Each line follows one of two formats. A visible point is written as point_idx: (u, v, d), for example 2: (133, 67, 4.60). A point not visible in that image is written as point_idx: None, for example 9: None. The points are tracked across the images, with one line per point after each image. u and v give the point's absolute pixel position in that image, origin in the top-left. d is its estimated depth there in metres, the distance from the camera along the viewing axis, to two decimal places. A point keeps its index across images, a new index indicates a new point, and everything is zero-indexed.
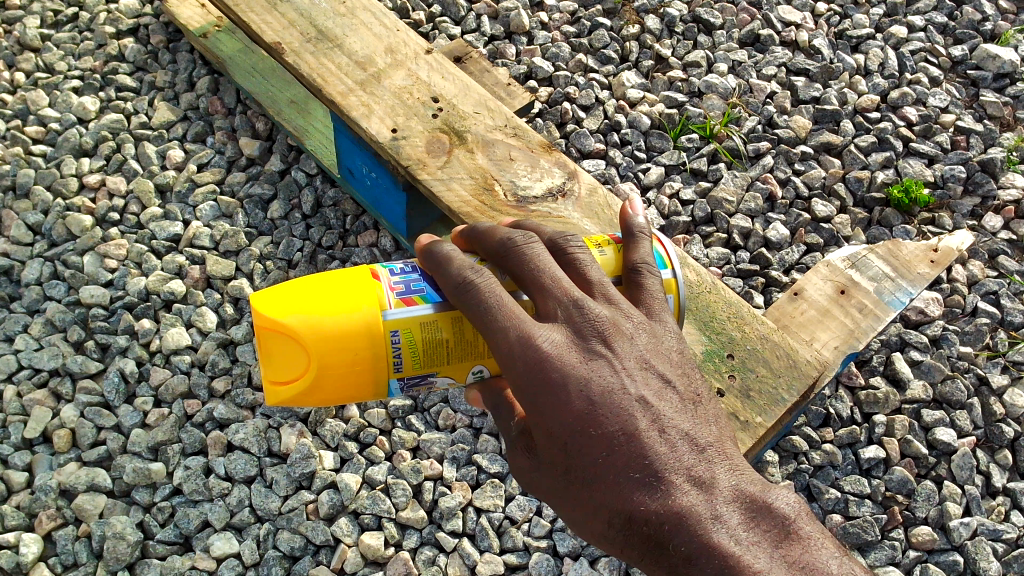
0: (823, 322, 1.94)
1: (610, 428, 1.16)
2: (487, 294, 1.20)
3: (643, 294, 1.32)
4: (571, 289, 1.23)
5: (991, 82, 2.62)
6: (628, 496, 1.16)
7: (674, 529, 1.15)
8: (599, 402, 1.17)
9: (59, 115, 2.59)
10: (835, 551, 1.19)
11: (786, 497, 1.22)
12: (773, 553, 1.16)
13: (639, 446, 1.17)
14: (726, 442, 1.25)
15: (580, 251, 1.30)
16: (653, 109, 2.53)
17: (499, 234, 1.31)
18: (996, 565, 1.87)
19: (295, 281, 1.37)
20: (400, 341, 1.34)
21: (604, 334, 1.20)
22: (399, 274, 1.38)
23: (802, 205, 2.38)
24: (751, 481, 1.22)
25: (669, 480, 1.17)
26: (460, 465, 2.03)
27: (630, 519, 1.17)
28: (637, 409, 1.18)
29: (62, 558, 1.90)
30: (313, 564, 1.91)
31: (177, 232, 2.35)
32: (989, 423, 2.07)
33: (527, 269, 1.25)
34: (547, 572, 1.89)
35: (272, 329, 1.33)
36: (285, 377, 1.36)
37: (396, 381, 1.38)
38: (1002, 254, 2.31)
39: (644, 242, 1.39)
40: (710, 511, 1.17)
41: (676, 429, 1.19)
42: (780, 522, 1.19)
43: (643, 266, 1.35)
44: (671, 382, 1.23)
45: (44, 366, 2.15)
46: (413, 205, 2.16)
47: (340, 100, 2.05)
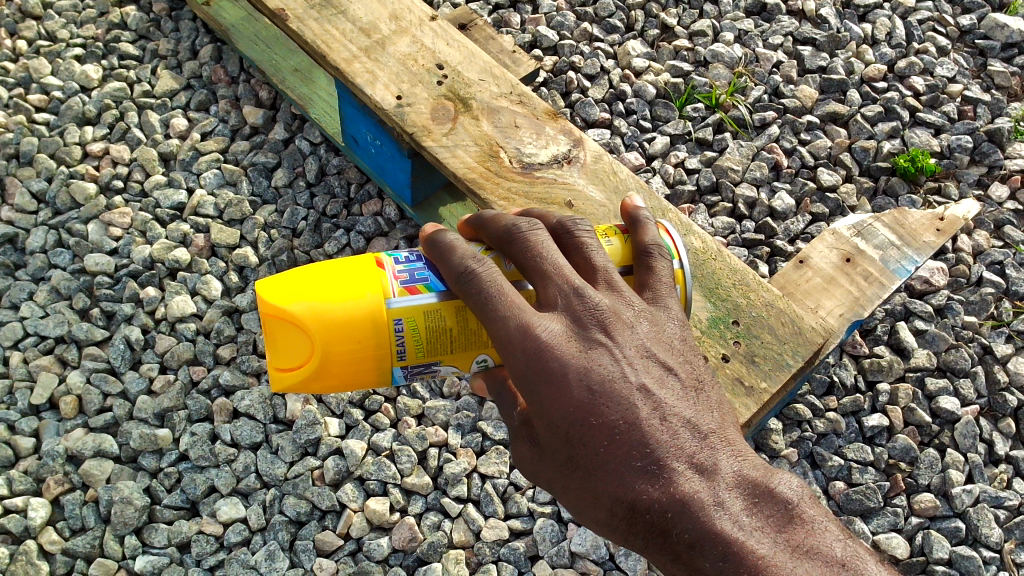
0: (828, 290, 1.93)
1: (610, 417, 1.15)
2: (488, 283, 1.20)
3: (652, 278, 1.30)
4: (572, 275, 1.22)
5: (999, 52, 2.60)
6: (630, 484, 1.15)
7: (677, 516, 1.14)
8: (599, 392, 1.15)
9: (61, 83, 2.57)
10: (839, 533, 1.19)
11: (788, 482, 1.21)
12: (777, 538, 1.15)
13: (641, 435, 1.15)
14: (727, 427, 1.23)
15: (587, 235, 1.28)
16: (659, 78, 2.52)
17: (503, 221, 1.29)
18: (997, 532, 1.88)
19: (300, 268, 1.36)
20: (404, 329, 1.32)
21: (604, 323, 1.18)
22: (403, 262, 1.37)
23: (808, 174, 2.37)
24: (753, 466, 1.20)
25: (670, 468, 1.15)
26: (465, 432, 2.04)
27: (633, 508, 1.16)
28: (638, 397, 1.16)
29: (70, 523, 1.92)
30: (319, 529, 1.92)
31: (181, 200, 2.35)
32: (993, 392, 2.07)
33: (528, 256, 1.24)
34: (551, 537, 1.89)
35: (276, 316, 1.32)
36: (290, 364, 1.36)
37: (400, 369, 1.37)
38: (1008, 224, 2.30)
39: (652, 227, 1.35)
40: (713, 497, 1.15)
41: (678, 416, 1.17)
42: (783, 508, 1.18)
43: (653, 250, 1.32)
44: (673, 369, 1.20)
45: (50, 333, 2.15)
46: (418, 172, 2.15)
47: (345, 67, 2.05)
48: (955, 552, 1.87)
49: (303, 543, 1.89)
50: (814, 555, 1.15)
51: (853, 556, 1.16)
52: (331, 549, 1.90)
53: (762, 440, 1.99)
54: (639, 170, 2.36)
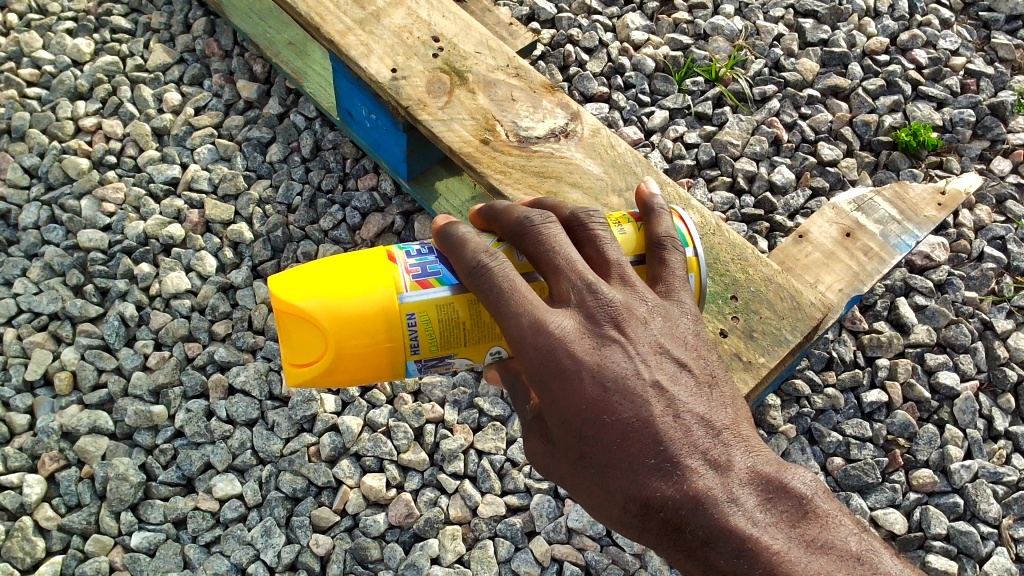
0: (828, 264, 1.91)
1: (623, 414, 1.13)
2: (502, 278, 1.16)
3: (665, 271, 1.28)
4: (586, 270, 1.19)
5: (1003, 24, 2.57)
6: (643, 481, 1.14)
7: (691, 513, 1.13)
8: (611, 389, 1.13)
9: (53, 57, 2.54)
10: (854, 526, 1.18)
11: (802, 477, 1.20)
12: (791, 533, 1.14)
13: (654, 432, 1.14)
14: (742, 422, 1.21)
15: (601, 228, 1.25)
16: (658, 52, 2.49)
17: (517, 213, 1.25)
18: (996, 507, 1.87)
19: (313, 264, 1.36)
20: (417, 324, 1.31)
21: (617, 319, 1.16)
22: (415, 256, 1.35)
23: (808, 148, 2.34)
24: (766, 461, 1.19)
25: (684, 465, 1.14)
26: (461, 409, 2.03)
27: (647, 505, 1.14)
28: (652, 394, 1.14)
29: (66, 499, 1.92)
30: (315, 506, 1.91)
31: (174, 175, 2.33)
32: (993, 367, 2.06)
33: (542, 250, 1.20)
34: (549, 513, 1.88)
35: (289, 312, 1.32)
36: (305, 360, 1.35)
37: (414, 363, 1.36)
38: (1010, 199, 2.28)
39: (667, 217, 1.33)
40: (727, 494, 1.14)
41: (692, 413, 1.16)
42: (797, 502, 1.17)
43: (666, 242, 1.30)
44: (687, 366, 1.19)
45: (44, 309, 2.14)
46: (414, 146, 2.12)
47: (339, 39, 2.02)
48: (953, 527, 1.86)
49: (298, 519, 1.88)
50: (828, 549, 1.14)
51: (868, 550, 1.15)
52: (328, 526, 1.89)
53: (760, 416, 1.98)
54: (637, 145, 2.33)
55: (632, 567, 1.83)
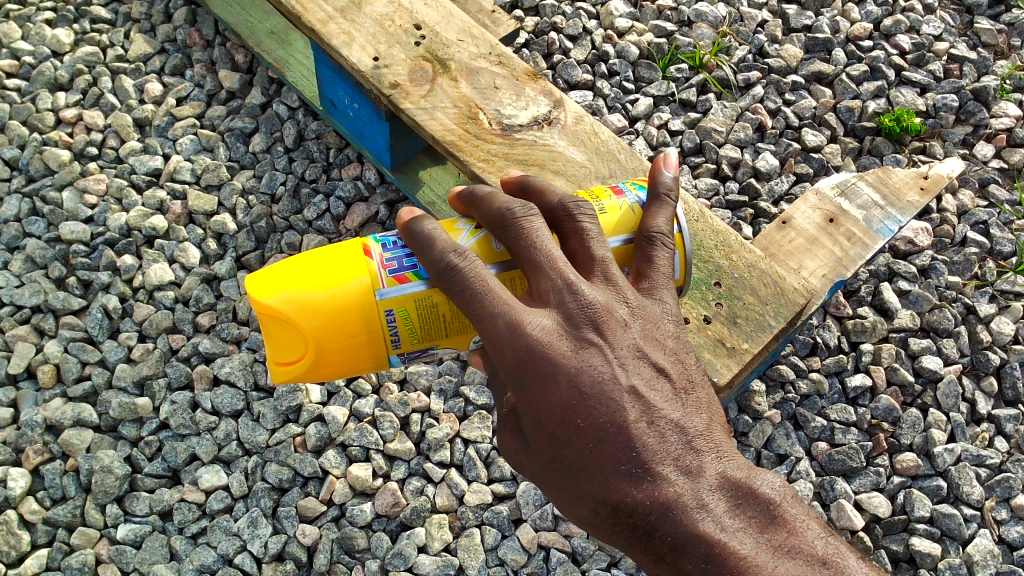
0: (811, 250, 1.92)
1: (598, 419, 1.14)
2: (473, 279, 1.15)
3: (650, 268, 1.27)
4: (567, 269, 1.17)
5: (986, 10, 2.57)
6: (615, 486, 1.15)
7: (660, 519, 1.15)
8: (588, 393, 1.14)
9: (32, 47, 2.52)
10: (821, 531, 1.20)
11: (771, 482, 1.21)
12: (759, 538, 1.16)
13: (627, 438, 1.15)
14: (715, 427, 1.22)
15: (588, 220, 1.24)
16: (642, 39, 2.48)
17: (498, 202, 1.23)
18: (979, 490, 1.89)
19: (287, 259, 1.34)
20: (395, 320, 1.31)
21: (597, 322, 1.16)
22: (392, 247, 1.32)
23: (793, 134, 2.35)
24: (737, 466, 1.20)
25: (656, 471, 1.15)
26: (447, 398, 2.03)
27: (617, 509, 1.16)
28: (628, 400, 1.15)
29: (51, 493, 1.91)
30: (301, 496, 1.91)
31: (157, 166, 2.31)
32: (977, 351, 2.07)
33: (523, 245, 1.19)
34: (535, 500, 1.88)
35: (266, 313, 1.31)
36: (286, 358, 1.36)
37: (397, 355, 1.37)
38: (993, 183, 2.29)
39: (666, 213, 1.32)
40: (696, 500, 1.16)
41: (667, 419, 1.17)
42: (765, 508, 1.18)
43: (656, 237, 1.29)
44: (664, 371, 1.19)
45: (26, 302, 2.12)
46: (397, 136, 2.12)
47: (319, 27, 2.00)
48: (936, 510, 1.87)
49: (285, 510, 1.88)
50: (795, 554, 1.15)
51: (834, 554, 1.17)
52: (315, 515, 1.89)
53: (745, 402, 1.98)
54: (622, 133, 2.33)
55: (618, 553, 1.83)
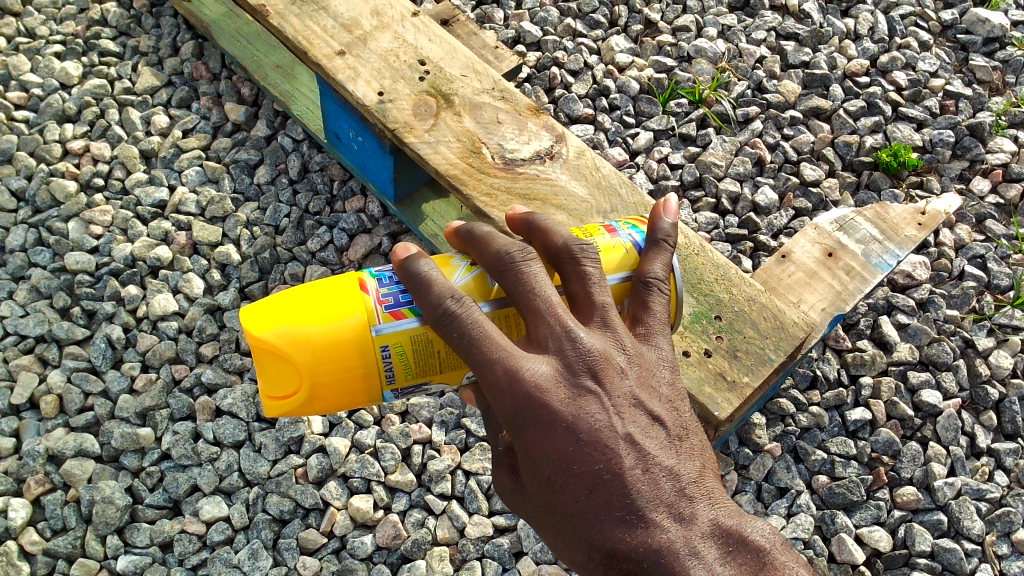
0: (810, 284, 1.94)
1: (594, 465, 1.15)
2: (471, 326, 1.15)
3: (646, 315, 1.29)
4: (566, 315, 1.18)
5: (981, 47, 2.61)
6: (608, 532, 1.16)
7: (653, 566, 1.15)
8: (584, 440, 1.15)
9: (41, 80, 2.55)
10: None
11: (759, 529, 1.22)
12: None
13: (622, 484, 1.15)
14: (708, 474, 1.23)
15: (591, 264, 1.25)
16: (642, 74, 2.52)
17: (497, 243, 1.24)
18: (979, 524, 1.89)
19: (282, 293, 1.35)
20: (391, 355, 1.32)
21: (595, 370, 1.17)
22: (388, 283, 1.34)
23: (791, 168, 2.37)
24: (728, 514, 1.21)
25: (649, 518, 1.16)
26: (449, 429, 2.04)
27: (611, 555, 1.16)
28: (624, 448, 1.16)
29: (51, 523, 1.91)
30: (302, 527, 1.91)
31: (162, 198, 2.33)
32: (975, 385, 2.08)
33: (522, 290, 1.20)
34: (536, 533, 1.88)
35: (261, 347, 1.32)
36: (281, 393, 1.37)
37: (391, 391, 1.38)
38: (990, 218, 2.31)
39: (665, 255, 1.34)
40: (688, 547, 1.16)
41: (661, 466, 1.18)
42: (754, 555, 1.18)
43: (653, 283, 1.30)
44: (660, 419, 1.20)
45: (30, 332, 2.14)
46: (401, 168, 2.14)
47: (326, 63, 2.04)
48: (938, 544, 1.87)
49: (286, 541, 1.88)
50: None
51: None
52: (315, 547, 1.90)
53: (745, 434, 2.00)
54: (622, 166, 2.36)
55: None
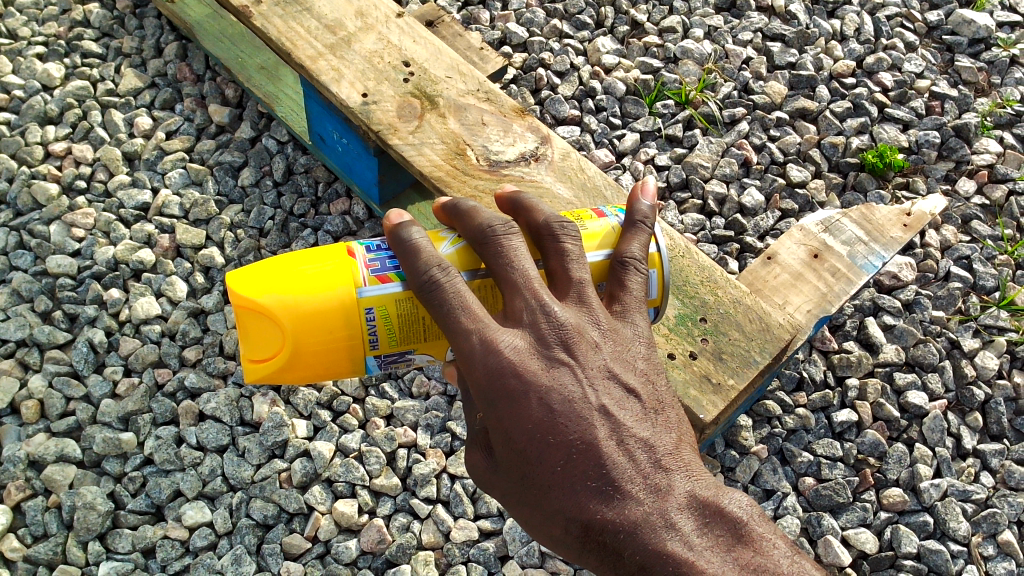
0: (796, 286, 1.93)
1: (569, 437, 1.14)
2: (451, 295, 1.17)
3: (622, 292, 1.28)
4: (542, 289, 1.18)
5: (966, 48, 2.61)
6: (584, 504, 1.14)
7: (628, 537, 1.14)
8: (558, 411, 1.14)
9: (22, 81, 2.53)
10: (787, 548, 1.19)
11: (737, 500, 1.21)
12: (726, 558, 1.15)
13: (597, 456, 1.14)
14: (684, 446, 1.22)
15: (570, 241, 1.26)
16: (629, 75, 2.51)
17: (480, 216, 1.25)
18: (965, 526, 1.89)
19: (269, 259, 1.35)
20: (375, 319, 1.31)
21: (568, 342, 1.16)
22: (375, 250, 1.34)
23: (777, 170, 2.37)
24: (705, 486, 1.20)
25: (625, 490, 1.15)
26: (434, 433, 2.02)
27: (587, 528, 1.15)
28: (598, 419, 1.15)
29: (32, 530, 1.89)
30: (286, 532, 1.90)
31: (145, 200, 2.32)
32: (961, 386, 2.08)
33: (500, 262, 1.20)
34: (522, 536, 1.87)
35: (248, 309, 1.31)
36: (263, 356, 1.35)
37: (374, 359, 1.36)
38: (975, 219, 2.31)
39: (644, 234, 1.34)
40: (665, 519, 1.15)
41: (636, 438, 1.17)
42: (732, 526, 1.18)
43: (630, 262, 1.30)
44: (635, 391, 1.19)
45: (10, 336, 2.11)
46: (385, 170, 2.13)
47: (309, 64, 2.02)
48: (924, 546, 1.87)
49: (269, 547, 1.87)
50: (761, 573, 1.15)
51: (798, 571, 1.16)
52: (299, 553, 1.88)
53: (732, 437, 1.99)
54: (609, 168, 2.35)
55: None
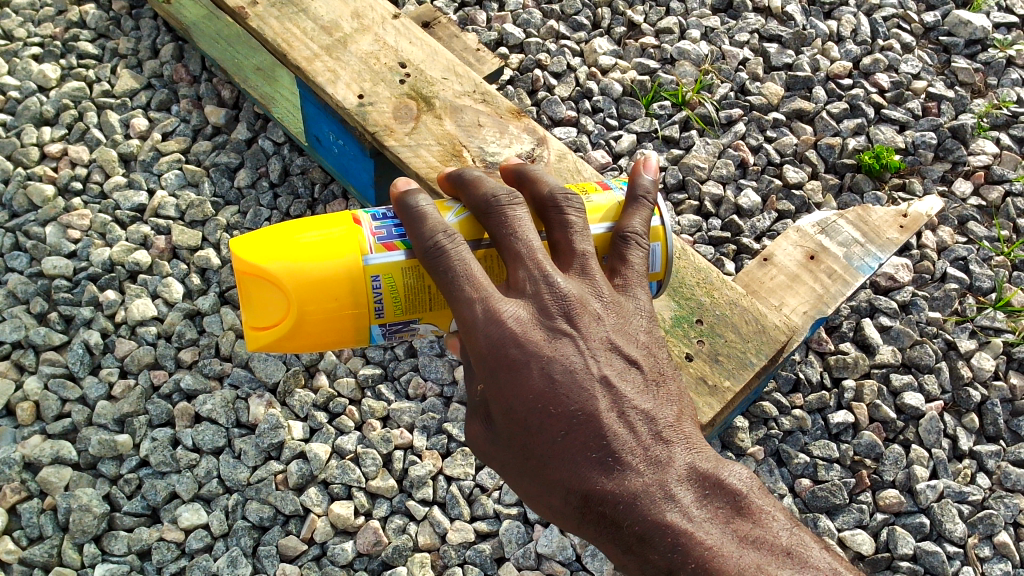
0: (792, 287, 1.92)
1: (570, 407, 1.14)
2: (456, 262, 1.17)
3: (625, 266, 1.28)
4: (546, 261, 1.18)
5: (963, 49, 2.61)
6: (584, 474, 1.15)
7: (627, 508, 1.14)
8: (560, 381, 1.14)
9: (18, 83, 2.53)
10: (787, 522, 1.19)
11: (738, 473, 1.21)
12: (725, 528, 1.15)
13: (598, 426, 1.15)
14: (685, 418, 1.22)
15: (574, 213, 1.26)
16: (625, 76, 2.51)
17: (485, 186, 1.25)
18: (961, 527, 1.89)
19: (273, 227, 1.36)
20: (381, 287, 1.31)
21: (571, 313, 1.16)
22: (381, 220, 1.35)
23: (774, 171, 2.37)
24: (705, 457, 1.20)
25: (625, 461, 1.15)
26: (430, 434, 2.02)
27: (586, 497, 1.15)
28: (599, 390, 1.15)
29: (27, 532, 1.89)
30: (282, 534, 1.89)
31: (141, 202, 2.31)
32: (957, 387, 2.08)
33: (504, 232, 1.21)
34: (518, 538, 1.88)
35: (254, 275, 1.32)
36: (267, 323, 1.35)
37: (378, 327, 1.36)
38: (972, 220, 2.31)
39: (645, 208, 1.33)
40: (665, 489, 1.15)
41: (637, 409, 1.17)
42: (732, 498, 1.18)
43: (632, 236, 1.29)
44: (636, 363, 1.19)
45: (6, 338, 2.11)
46: (381, 171, 2.12)
47: (305, 65, 2.02)
48: (920, 547, 1.88)
49: (265, 549, 1.86)
50: (759, 544, 1.15)
51: (797, 544, 1.16)
52: (295, 554, 1.88)
53: (728, 438, 1.99)
54: (605, 169, 2.35)
55: None
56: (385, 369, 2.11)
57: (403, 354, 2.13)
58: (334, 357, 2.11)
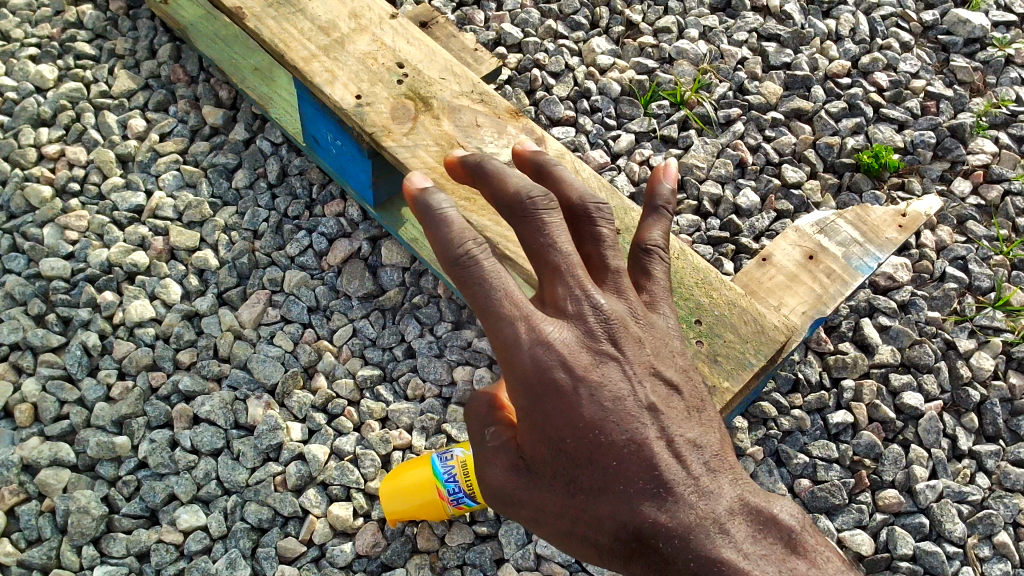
0: (791, 288, 1.92)
1: (617, 436, 1.13)
2: (492, 276, 1.16)
3: (649, 281, 1.31)
4: (587, 279, 1.19)
5: (962, 47, 2.61)
6: (635, 506, 1.12)
7: (681, 542, 1.09)
8: (608, 408, 1.14)
9: (15, 83, 2.52)
10: (844, 565, 1.08)
11: (790, 509, 1.13)
12: (781, 566, 1.06)
13: (646, 454, 1.13)
14: (730, 450, 1.19)
15: (603, 225, 1.29)
16: (624, 75, 2.50)
17: (516, 185, 1.27)
18: (961, 527, 1.89)
19: None
20: None
21: (614, 335, 1.18)
22: None
23: (773, 170, 2.36)
24: (755, 492, 1.14)
25: (676, 491, 1.11)
26: (429, 435, 2.01)
27: (636, 532, 1.12)
28: (644, 415, 1.14)
29: (26, 534, 1.88)
30: (281, 536, 1.89)
31: (139, 203, 2.31)
32: (957, 387, 2.08)
33: (542, 241, 1.21)
34: (517, 539, 1.87)
35: None
36: None
37: None
38: (971, 219, 2.31)
39: (666, 218, 1.38)
40: (716, 522, 1.09)
41: (682, 436, 1.15)
42: (786, 534, 1.09)
43: (653, 250, 1.33)
44: (676, 388, 1.19)
45: (4, 340, 2.11)
46: (379, 171, 2.11)
47: (303, 65, 2.02)
48: (919, 547, 1.88)
49: (264, 551, 1.86)
50: None
51: None
52: (294, 556, 1.88)
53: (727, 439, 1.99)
54: (603, 169, 2.35)
55: None
56: (384, 370, 2.11)
57: (402, 355, 2.13)
58: (333, 358, 2.11)
